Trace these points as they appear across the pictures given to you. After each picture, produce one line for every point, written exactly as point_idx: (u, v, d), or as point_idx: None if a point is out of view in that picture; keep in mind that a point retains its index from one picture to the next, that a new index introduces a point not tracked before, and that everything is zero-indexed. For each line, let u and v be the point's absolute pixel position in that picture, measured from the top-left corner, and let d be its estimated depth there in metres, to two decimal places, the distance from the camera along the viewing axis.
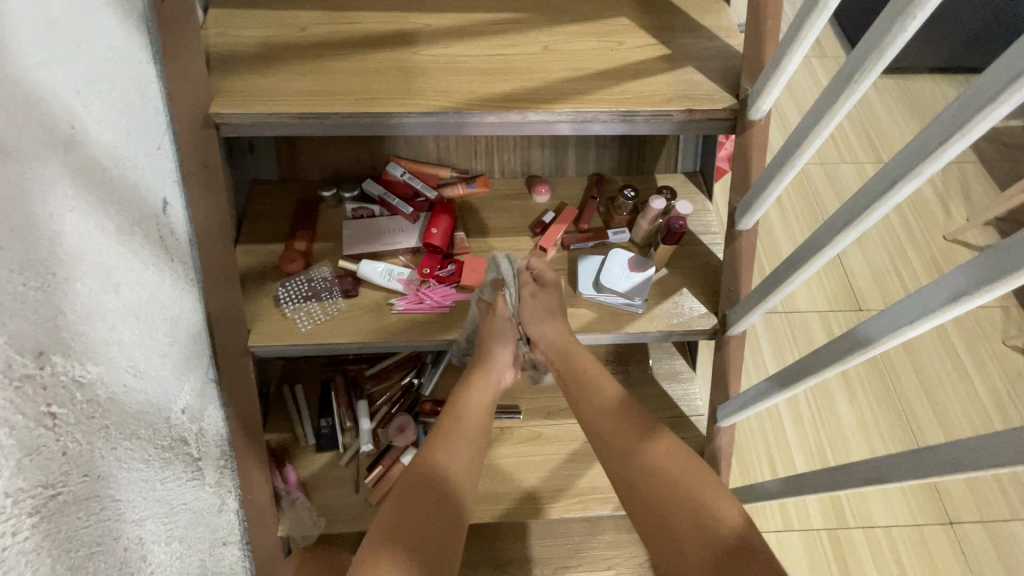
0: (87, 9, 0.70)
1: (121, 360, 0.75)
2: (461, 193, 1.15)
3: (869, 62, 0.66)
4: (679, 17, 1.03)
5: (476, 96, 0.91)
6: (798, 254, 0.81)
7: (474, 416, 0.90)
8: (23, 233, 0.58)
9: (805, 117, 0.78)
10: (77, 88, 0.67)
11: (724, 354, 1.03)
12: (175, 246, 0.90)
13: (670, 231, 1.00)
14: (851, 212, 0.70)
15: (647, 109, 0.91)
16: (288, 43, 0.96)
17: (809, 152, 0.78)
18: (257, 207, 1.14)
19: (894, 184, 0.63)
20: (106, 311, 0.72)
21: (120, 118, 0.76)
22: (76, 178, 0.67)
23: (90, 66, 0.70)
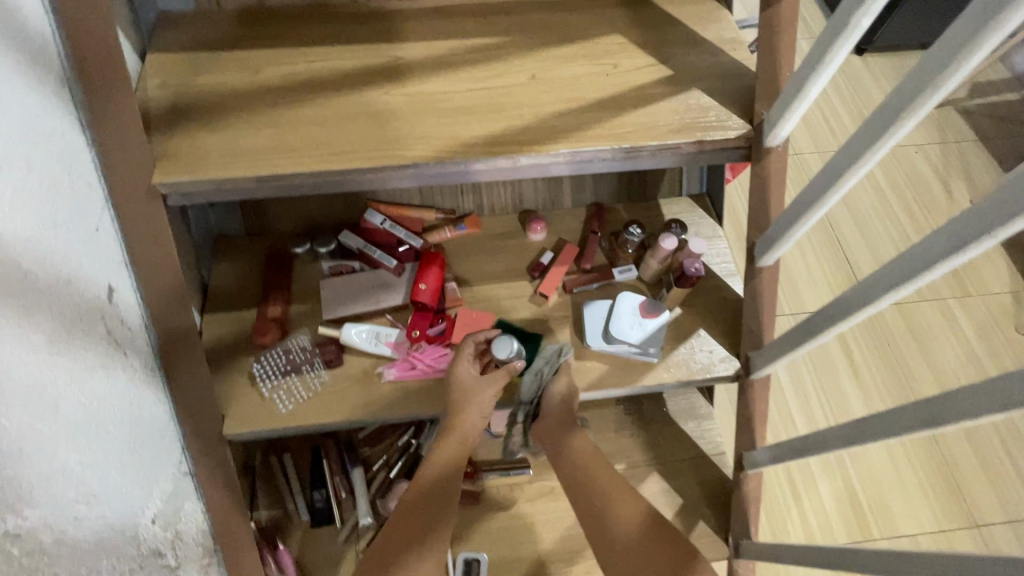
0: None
1: (66, 491, 0.64)
2: (449, 237, 1.04)
3: (920, 98, 0.55)
4: (677, 28, 0.92)
5: (457, 141, 0.80)
6: (834, 305, 0.71)
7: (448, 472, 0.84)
8: None
9: (838, 152, 0.67)
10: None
11: (748, 399, 0.94)
12: (127, 336, 0.78)
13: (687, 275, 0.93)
14: (900, 269, 0.61)
15: (653, 143, 0.80)
16: (239, 90, 0.84)
17: (843, 190, 0.69)
18: (224, 268, 1.02)
19: (956, 249, 0.53)
20: (39, 442, 0.61)
21: (42, 203, 0.64)
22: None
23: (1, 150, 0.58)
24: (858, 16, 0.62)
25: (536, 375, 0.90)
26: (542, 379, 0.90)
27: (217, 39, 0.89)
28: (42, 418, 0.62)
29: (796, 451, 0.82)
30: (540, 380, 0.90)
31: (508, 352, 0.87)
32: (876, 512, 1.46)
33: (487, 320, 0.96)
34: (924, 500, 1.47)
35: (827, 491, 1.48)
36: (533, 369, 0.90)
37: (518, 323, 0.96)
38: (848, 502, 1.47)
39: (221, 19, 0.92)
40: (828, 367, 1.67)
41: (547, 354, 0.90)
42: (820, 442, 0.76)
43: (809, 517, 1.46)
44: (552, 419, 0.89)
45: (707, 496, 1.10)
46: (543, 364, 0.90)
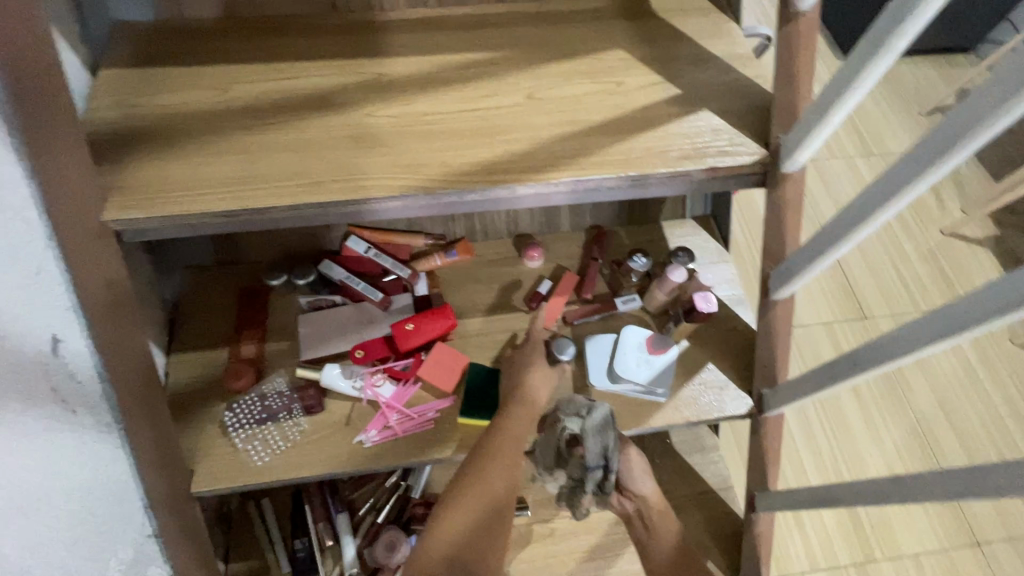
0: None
1: None
2: (438, 264, 0.97)
3: (968, 135, 0.49)
4: (681, 44, 0.86)
5: (449, 169, 0.72)
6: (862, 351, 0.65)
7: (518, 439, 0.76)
8: None
9: (870, 186, 0.61)
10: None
11: (761, 437, 0.89)
12: (75, 393, 0.69)
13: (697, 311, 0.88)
14: (935, 321, 0.55)
15: (663, 170, 0.74)
16: (203, 111, 0.75)
17: (873, 226, 0.63)
18: (193, 302, 0.93)
19: (1011, 308, 0.47)
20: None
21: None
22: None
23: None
24: (895, 38, 0.56)
25: (598, 436, 0.76)
26: (607, 437, 0.76)
27: (180, 54, 0.81)
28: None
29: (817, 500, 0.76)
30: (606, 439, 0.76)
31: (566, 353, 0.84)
32: (881, 538, 1.41)
33: (464, 359, 0.88)
34: (929, 523, 1.43)
35: (831, 517, 1.43)
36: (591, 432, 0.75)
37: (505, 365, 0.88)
38: (851, 523, 1.42)
39: (185, 32, 0.83)
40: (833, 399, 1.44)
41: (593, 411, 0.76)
42: (847, 493, 0.71)
43: (815, 548, 1.40)
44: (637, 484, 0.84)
45: (716, 535, 1.04)
46: (598, 422, 0.76)
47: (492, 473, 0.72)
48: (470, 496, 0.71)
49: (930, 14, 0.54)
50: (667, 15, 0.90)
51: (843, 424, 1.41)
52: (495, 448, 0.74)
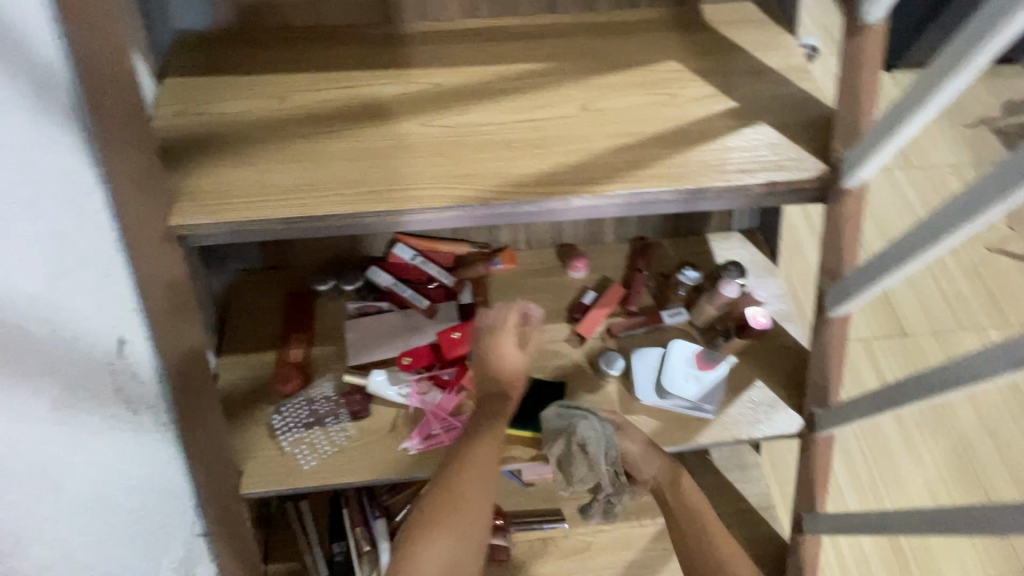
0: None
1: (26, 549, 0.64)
2: (483, 273, 0.96)
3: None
4: (737, 56, 0.85)
5: (504, 179, 0.72)
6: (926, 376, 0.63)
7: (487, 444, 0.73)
8: None
9: (940, 206, 0.59)
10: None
11: (810, 457, 0.86)
12: (137, 392, 0.70)
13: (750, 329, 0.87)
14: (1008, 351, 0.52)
15: (720, 183, 0.73)
16: (262, 119, 0.77)
17: (943, 247, 0.60)
18: (242, 305, 0.95)
19: None
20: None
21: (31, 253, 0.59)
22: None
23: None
24: (978, 53, 0.54)
25: (602, 455, 0.78)
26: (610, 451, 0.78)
27: (241, 62, 0.82)
28: (22, 491, 0.62)
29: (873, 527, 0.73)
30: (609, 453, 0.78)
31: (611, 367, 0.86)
32: (923, 564, 1.36)
33: None
34: (975, 551, 1.37)
35: (870, 541, 1.39)
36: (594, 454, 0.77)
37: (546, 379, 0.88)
38: (891, 547, 1.38)
39: (243, 41, 0.85)
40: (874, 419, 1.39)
41: (585, 432, 0.77)
42: (906, 519, 0.69)
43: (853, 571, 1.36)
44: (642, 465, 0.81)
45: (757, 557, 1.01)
46: (598, 442, 0.77)
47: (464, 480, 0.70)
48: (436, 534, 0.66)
49: (1018, 28, 0.51)
50: (722, 27, 0.89)
51: (879, 455, 1.35)
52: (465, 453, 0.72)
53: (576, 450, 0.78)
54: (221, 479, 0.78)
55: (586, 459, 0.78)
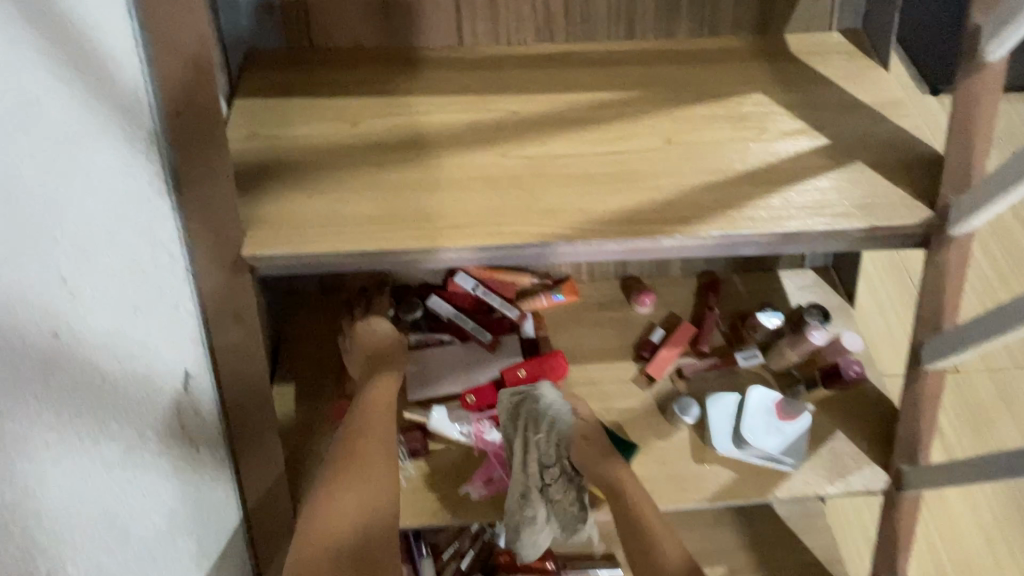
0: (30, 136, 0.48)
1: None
2: (545, 305, 0.93)
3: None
4: (829, 89, 0.81)
5: (588, 216, 0.69)
6: None
7: (376, 429, 0.74)
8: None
9: None
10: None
11: (896, 517, 0.80)
12: (198, 430, 0.67)
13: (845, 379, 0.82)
14: None
15: (820, 227, 0.68)
16: (336, 144, 0.74)
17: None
18: (297, 331, 0.92)
19: None
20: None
21: (104, 282, 0.55)
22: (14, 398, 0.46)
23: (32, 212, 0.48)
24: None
25: (546, 427, 0.78)
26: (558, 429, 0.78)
27: (313, 85, 0.80)
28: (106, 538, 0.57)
29: None
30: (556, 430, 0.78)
31: (688, 414, 0.82)
32: None
33: None
34: None
35: None
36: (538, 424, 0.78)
37: (616, 428, 0.83)
38: None
39: (315, 63, 0.83)
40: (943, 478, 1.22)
41: (541, 398, 0.79)
42: None
43: None
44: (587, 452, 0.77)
45: None
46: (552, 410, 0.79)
47: (357, 465, 0.71)
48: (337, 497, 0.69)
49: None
50: (809, 58, 0.85)
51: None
52: (361, 440, 0.73)
53: (529, 416, 0.79)
54: (279, 516, 0.76)
55: (531, 424, 0.79)
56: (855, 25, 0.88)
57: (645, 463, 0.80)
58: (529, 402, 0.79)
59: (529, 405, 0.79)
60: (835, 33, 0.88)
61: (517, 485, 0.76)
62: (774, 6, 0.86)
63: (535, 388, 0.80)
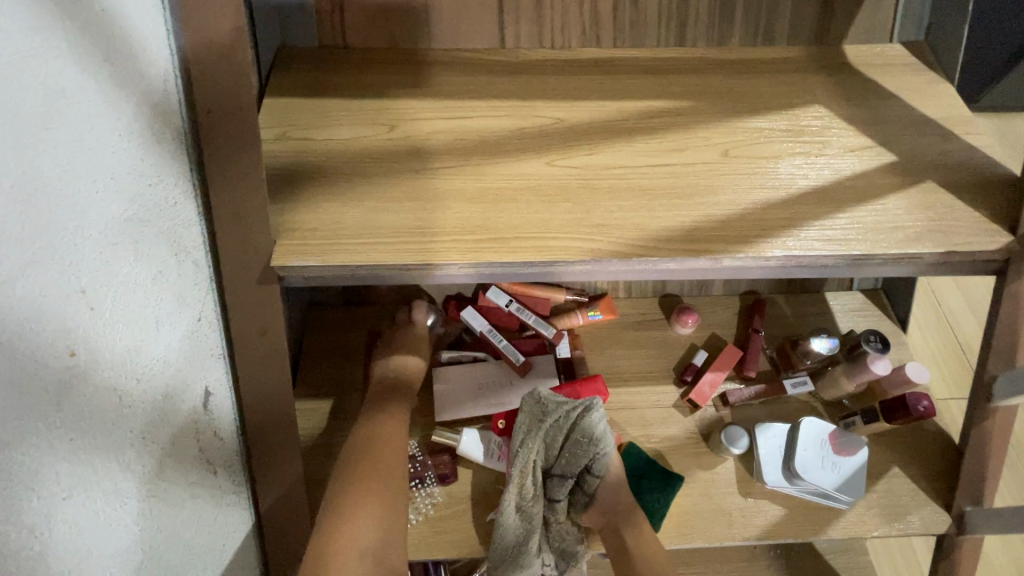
0: (68, 132, 0.43)
1: None
2: (580, 323, 0.87)
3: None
4: (892, 104, 0.76)
5: (642, 232, 0.64)
6: None
7: (392, 437, 0.72)
8: None
9: None
10: (37, 251, 0.40)
11: (956, 562, 0.75)
12: (218, 451, 0.63)
13: (913, 417, 0.73)
14: None
15: (892, 251, 0.64)
16: (371, 148, 0.69)
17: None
18: (319, 343, 0.87)
19: None
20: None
21: (130, 291, 0.50)
22: (53, 420, 0.41)
23: (68, 214, 0.43)
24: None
25: (585, 443, 0.74)
26: (598, 451, 0.74)
27: (347, 85, 0.76)
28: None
29: None
30: (595, 451, 0.74)
31: (735, 446, 0.76)
32: None
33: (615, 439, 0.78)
34: None
35: None
36: (579, 438, 0.74)
37: (657, 456, 0.78)
38: None
39: (349, 63, 0.78)
40: None
41: (598, 414, 0.74)
42: None
43: None
44: (612, 493, 0.73)
45: None
46: (593, 428, 0.74)
47: (369, 474, 0.68)
48: (356, 502, 0.65)
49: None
50: (869, 70, 0.80)
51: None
52: (378, 448, 0.70)
53: (563, 425, 0.74)
54: (296, 542, 0.71)
55: (560, 436, 0.75)
56: (916, 38, 0.84)
57: (688, 496, 0.75)
58: (582, 415, 0.74)
59: (581, 418, 0.74)
60: (895, 45, 0.83)
61: (520, 499, 0.73)
62: (832, 15, 0.82)
63: (596, 402, 0.74)
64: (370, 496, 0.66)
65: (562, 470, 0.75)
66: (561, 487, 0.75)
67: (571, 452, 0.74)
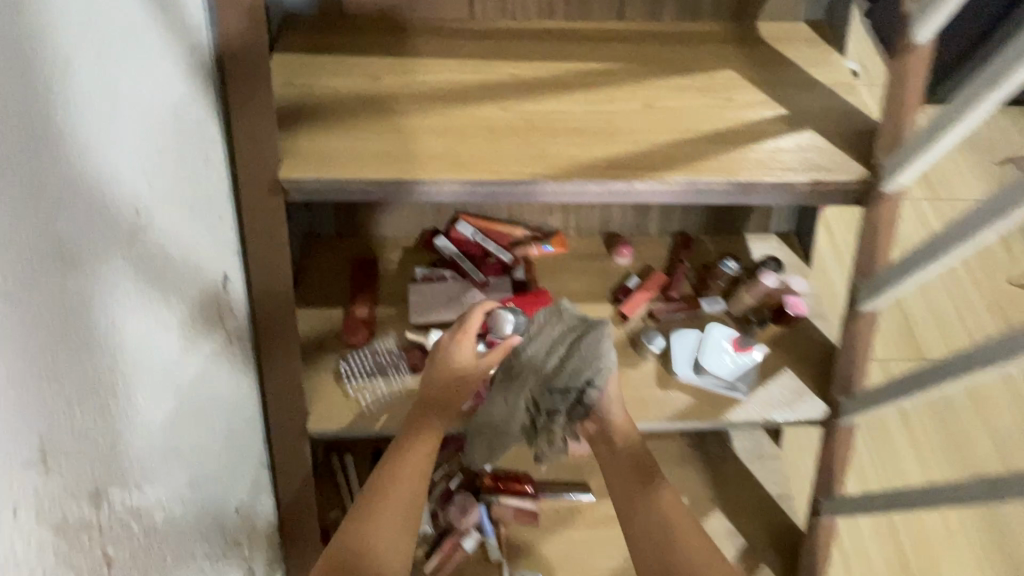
0: (138, 54, 0.59)
1: (189, 462, 0.68)
2: (535, 254, 1.04)
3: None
4: (789, 70, 0.93)
5: (574, 161, 0.81)
6: (931, 368, 0.69)
7: (414, 459, 0.77)
8: (99, 360, 0.53)
9: (959, 218, 0.66)
10: (118, 134, 0.56)
11: (834, 444, 0.91)
12: (233, 326, 0.79)
13: (787, 315, 0.95)
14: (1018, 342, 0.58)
15: (770, 180, 0.80)
16: (361, 94, 0.86)
17: (973, 244, 0.65)
18: (314, 265, 1.04)
19: None
20: (143, 417, 0.60)
21: (173, 181, 0.66)
22: (125, 257, 0.57)
23: (136, 113, 0.59)
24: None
25: (587, 360, 0.83)
26: (593, 366, 0.81)
27: (342, 45, 0.92)
28: (174, 397, 0.66)
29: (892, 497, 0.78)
30: (596, 366, 0.82)
31: (653, 344, 0.94)
32: None
33: None
34: None
35: None
36: (586, 353, 0.83)
37: None
38: None
39: (344, 28, 0.95)
40: (887, 438, 1.34)
41: (602, 331, 0.84)
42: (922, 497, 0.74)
43: None
44: (607, 402, 0.82)
45: (774, 544, 1.06)
46: (592, 345, 0.83)
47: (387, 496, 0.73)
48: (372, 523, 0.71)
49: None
50: (775, 43, 0.97)
51: (888, 458, 1.31)
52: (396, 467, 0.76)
53: (571, 343, 0.85)
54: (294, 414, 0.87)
55: (565, 354, 0.85)
56: (818, 17, 1.00)
57: None
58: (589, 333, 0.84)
59: (586, 334, 0.84)
60: (800, 23, 1.00)
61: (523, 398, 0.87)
62: None
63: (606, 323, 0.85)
64: (381, 519, 0.71)
65: (562, 385, 0.84)
66: (561, 398, 0.83)
67: (573, 368, 0.83)
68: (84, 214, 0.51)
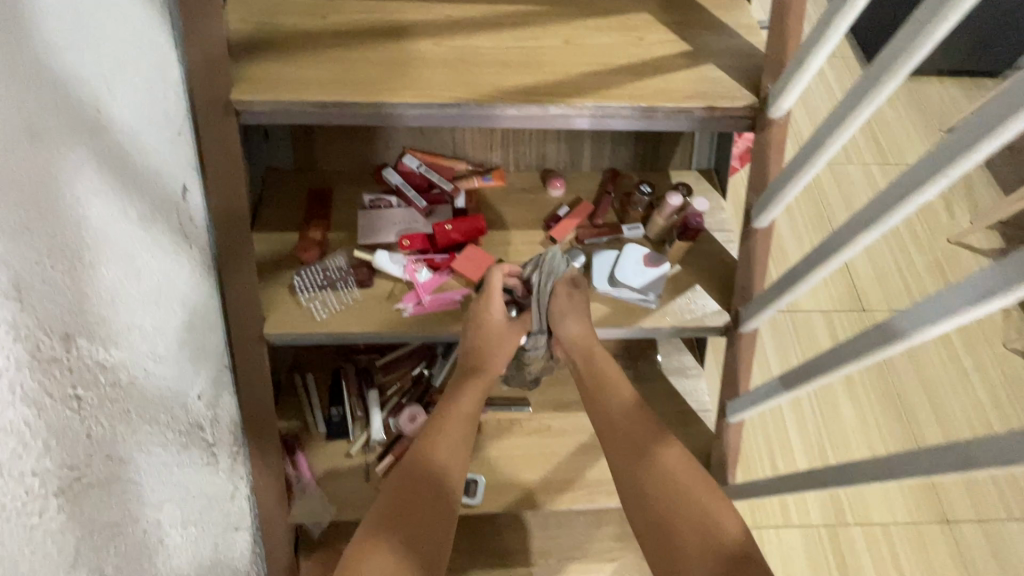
0: None
1: (149, 340, 0.78)
2: (476, 185, 1.14)
3: (931, 25, 0.60)
4: (699, 14, 1.03)
5: (496, 88, 0.90)
6: (812, 255, 0.79)
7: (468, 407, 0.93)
8: (64, 225, 0.62)
9: (824, 121, 0.77)
10: (79, 37, 0.65)
11: (735, 350, 1.03)
12: (191, 233, 0.89)
13: (689, 230, 1.05)
14: (872, 211, 0.68)
15: (669, 106, 0.90)
16: (308, 30, 0.95)
17: (843, 137, 0.75)
18: (273, 195, 1.14)
19: (915, 191, 0.62)
20: (104, 289, 0.70)
21: (131, 90, 0.75)
22: (87, 146, 0.67)
23: (96, 22, 0.68)
24: None
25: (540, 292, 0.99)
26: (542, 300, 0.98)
27: None
28: (134, 279, 0.75)
29: (781, 384, 0.89)
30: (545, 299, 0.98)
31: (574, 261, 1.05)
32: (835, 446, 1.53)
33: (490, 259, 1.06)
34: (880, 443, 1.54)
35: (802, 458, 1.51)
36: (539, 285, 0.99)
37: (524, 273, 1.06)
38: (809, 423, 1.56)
39: None
40: None
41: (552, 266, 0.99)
42: (793, 379, 0.86)
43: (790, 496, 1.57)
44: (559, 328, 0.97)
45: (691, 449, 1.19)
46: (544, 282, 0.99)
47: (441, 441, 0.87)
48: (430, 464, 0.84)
49: None
50: None
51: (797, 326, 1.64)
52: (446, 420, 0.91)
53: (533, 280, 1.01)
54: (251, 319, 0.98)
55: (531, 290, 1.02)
56: None
57: None
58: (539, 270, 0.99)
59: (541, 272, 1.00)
60: None
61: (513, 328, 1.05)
62: None
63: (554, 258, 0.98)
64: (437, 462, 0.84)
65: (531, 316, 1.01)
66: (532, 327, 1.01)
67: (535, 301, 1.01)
68: (52, 100, 0.61)
